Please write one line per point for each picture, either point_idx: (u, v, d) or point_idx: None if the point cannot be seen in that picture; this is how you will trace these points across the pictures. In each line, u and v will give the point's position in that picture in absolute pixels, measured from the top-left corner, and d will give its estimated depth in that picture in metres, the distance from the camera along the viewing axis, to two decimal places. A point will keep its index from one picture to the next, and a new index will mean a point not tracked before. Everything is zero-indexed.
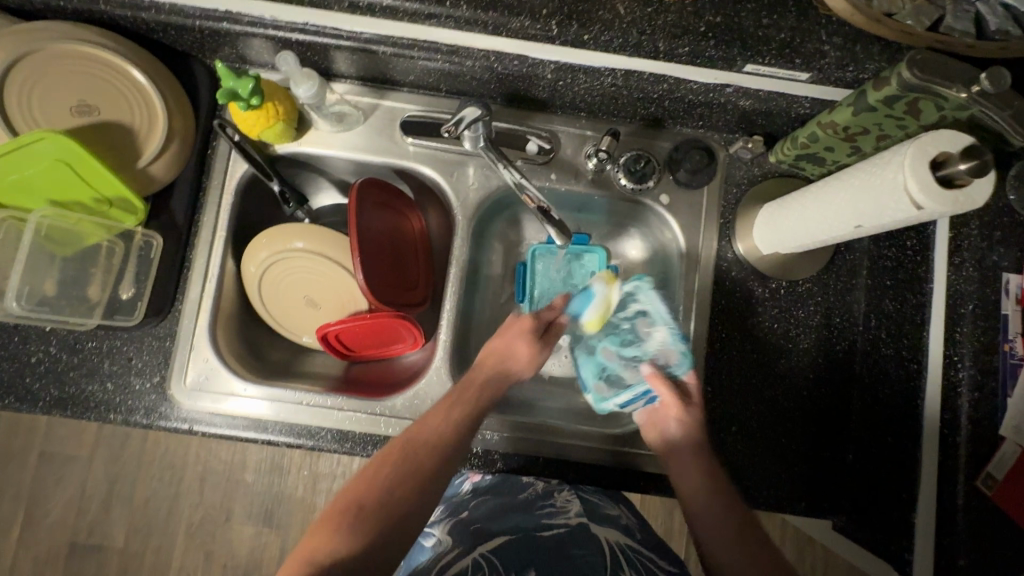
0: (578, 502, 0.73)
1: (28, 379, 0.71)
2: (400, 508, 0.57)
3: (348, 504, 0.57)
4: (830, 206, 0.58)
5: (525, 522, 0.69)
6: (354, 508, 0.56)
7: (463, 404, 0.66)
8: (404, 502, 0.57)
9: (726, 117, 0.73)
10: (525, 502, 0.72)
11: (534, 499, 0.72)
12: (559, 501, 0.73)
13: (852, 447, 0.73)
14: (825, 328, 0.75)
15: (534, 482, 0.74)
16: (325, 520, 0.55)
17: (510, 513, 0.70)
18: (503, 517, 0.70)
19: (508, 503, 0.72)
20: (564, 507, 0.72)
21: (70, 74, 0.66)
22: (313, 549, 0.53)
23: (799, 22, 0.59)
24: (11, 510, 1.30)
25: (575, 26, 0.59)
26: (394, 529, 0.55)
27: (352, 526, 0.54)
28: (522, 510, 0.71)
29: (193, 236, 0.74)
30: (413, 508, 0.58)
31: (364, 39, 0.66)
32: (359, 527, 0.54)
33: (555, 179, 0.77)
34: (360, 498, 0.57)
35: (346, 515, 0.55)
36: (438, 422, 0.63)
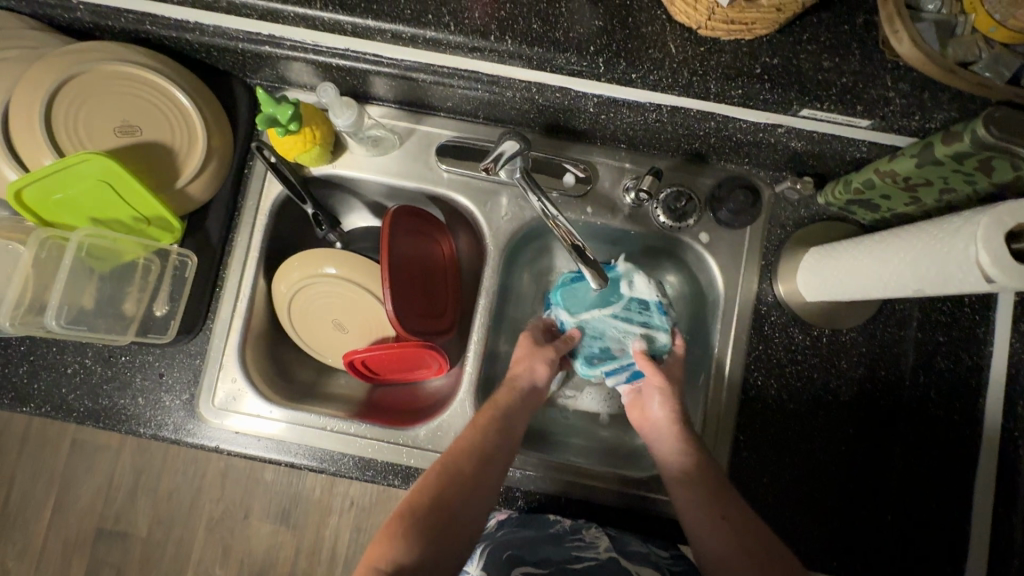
0: (607, 539, 0.69)
1: (64, 388, 0.72)
2: (453, 519, 0.59)
3: (408, 517, 0.58)
4: (887, 265, 0.54)
5: (554, 555, 0.66)
6: (414, 521, 0.58)
7: (491, 412, 0.67)
8: (457, 514, 0.59)
9: (774, 156, 0.70)
10: (553, 535, 0.68)
11: (563, 533, 0.69)
12: (588, 536, 0.69)
13: (892, 508, 0.69)
14: (868, 381, 0.72)
15: (561, 517, 0.70)
16: (386, 531, 0.57)
17: (538, 548, 0.67)
18: (532, 551, 0.66)
19: (534, 537, 0.68)
20: (593, 543, 0.68)
21: (115, 93, 0.66)
22: (378, 559, 0.55)
23: (862, 66, 0.55)
24: (44, 492, 1.35)
25: (622, 64, 0.56)
26: (449, 541, 0.58)
27: (412, 538, 0.56)
28: (552, 542, 0.68)
29: (227, 256, 0.75)
30: (465, 519, 0.60)
31: (405, 66, 0.65)
32: (416, 539, 0.56)
33: (591, 212, 0.76)
34: (416, 512, 0.58)
35: (407, 527, 0.57)
36: (478, 432, 0.65)
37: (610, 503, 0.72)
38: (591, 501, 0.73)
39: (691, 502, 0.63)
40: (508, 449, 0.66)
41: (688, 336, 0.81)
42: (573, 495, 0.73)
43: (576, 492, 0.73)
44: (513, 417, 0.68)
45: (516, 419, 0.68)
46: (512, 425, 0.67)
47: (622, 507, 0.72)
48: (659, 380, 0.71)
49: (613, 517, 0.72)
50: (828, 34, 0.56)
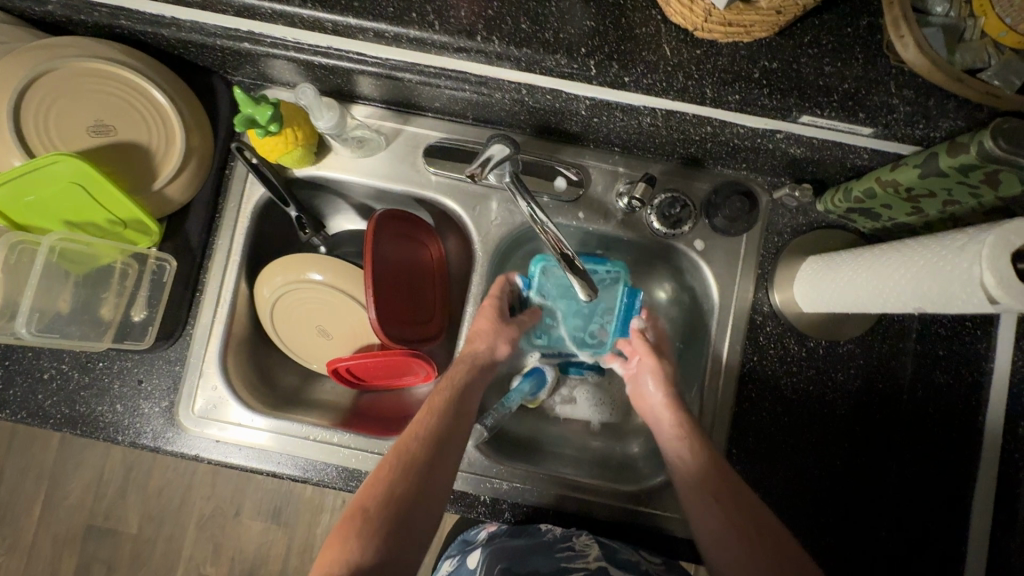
0: (598, 547, 0.67)
1: (40, 394, 0.71)
2: (410, 511, 0.57)
3: (363, 514, 0.56)
4: (887, 280, 0.52)
5: (543, 566, 0.65)
6: (368, 518, 0.55)
7: (441, 399, 0.65)
8: (415, 506, 0.57)
9: (772, 162, 0.68)
10: (544, 544, 0.67)
11: (553, 542, 0.67)
12: (578, 544, 0.67)
13: (885, 523, 0.68)
14: (865, 394, 0.70)
15: (549, 527, 0.69)
16: (340, 530, 0.55)
17: (527, 559, 0.66)
18: (521, 562, 0.65)
19: (524, 548, 0.67)
20: (583, 551, 0.66)
21: (89, 92, 0.64)
22: (332, 562, 0.53)
23: (866, 72, 0.53)
24: (33, 489, 1.33)
25: (614, 68, 0.54)
26: (408, 534, 0.56)
27: (366, 535, 0.54)
28: (542, 552, 0.66)
29: (208, 260, 0.73)
30: (422, 510, 0.58)
31: (390, 66, 0.62)
32: (372, 536, 0.54)
33: (583, 218, 0.73)
34: (371, 509, 0.56)
35: (362, 524, 0.55)
36: (429, 420, 0.63)
37: (598, 515, 0.71)
38: (579, 513, 0.71)
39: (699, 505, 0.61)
40: (461, 434, 0.64)
41: (681, 345, 0.79)
42: (561, 507, 0.71)
43: (565, 504, 0.71)
44: (463, 401, 0.66)
45: (466, 404, 0.66)
46: (462, 410, 0.65)
47: (611, 520, 0.71)
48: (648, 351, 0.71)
49: (602, 529, 0.71)
50: (830, 37, 0.53)
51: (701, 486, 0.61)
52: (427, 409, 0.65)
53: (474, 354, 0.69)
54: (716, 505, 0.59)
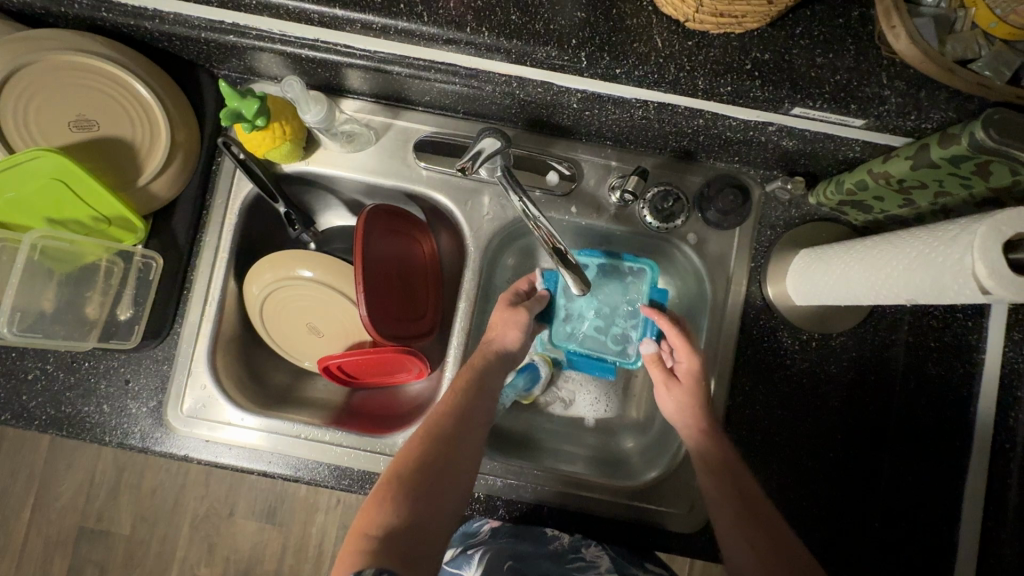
0: (606, 559, 0.67)
1: (25, 396, 0.69)
2: (440, 478, 0.57)
3: (395, 480, 0.56)
4: (880, 272, 0.52)
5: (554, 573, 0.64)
6: (401, 483, 0.56)
7: (467, 373, 0.65)
8: (446, 474, 0.58)
9: (765, 155, 0.68)
10: (553, 552, 0.67)
11: (563, 552, 0.67)
12: (588, 556, 0.67)
13: (878, 515, 0.69)
14: (858, 386, 0.70)
15: (560, 535, 0.69)
16: (374, 496, 0.56)
17: (537, 564, 0.65)
18: (531, 567, 0.65)
19: (533, 552, 0.67)
20: (593, 562, 0.67)
21: (70, 86, 0.62)
22: (366, 525, 0.53)
23: (857, 63, 0.53)
24: (23, 492, 1.32)
25: (606, 59, 0.53)
26: (440, 500, 0.56)
27: (400, 500, 0.55)
28: (552, 560, 0.66)
29: (195, 257, 0.71)
30: (451, 479, 0.58)
31: (379, 59, 0.62)
32: (405, 500, 0.55)
33: (576, 212, 0.73)
34: (402, 476, 0.57)
35: (394, 488, 0.56)
36: (455, 393, 0.63)
37: (594, 512, 0.71)
38: (573, 509, 0.71)
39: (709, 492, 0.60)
40: (487, 408, 0.64)
41: None
42: (556, 504, 0.71)
43: (560, 500, 0.71)
44: (490, 376, 0.66)
45: (493, 378, 0.66)
46: (488, 384, 0.65)
47: (605, 515, 0.71)
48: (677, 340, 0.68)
49: (598, 526, 0.71)
50: (822, 28, 0.53)
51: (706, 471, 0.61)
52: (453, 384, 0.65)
53: (491, 350, 0.67)
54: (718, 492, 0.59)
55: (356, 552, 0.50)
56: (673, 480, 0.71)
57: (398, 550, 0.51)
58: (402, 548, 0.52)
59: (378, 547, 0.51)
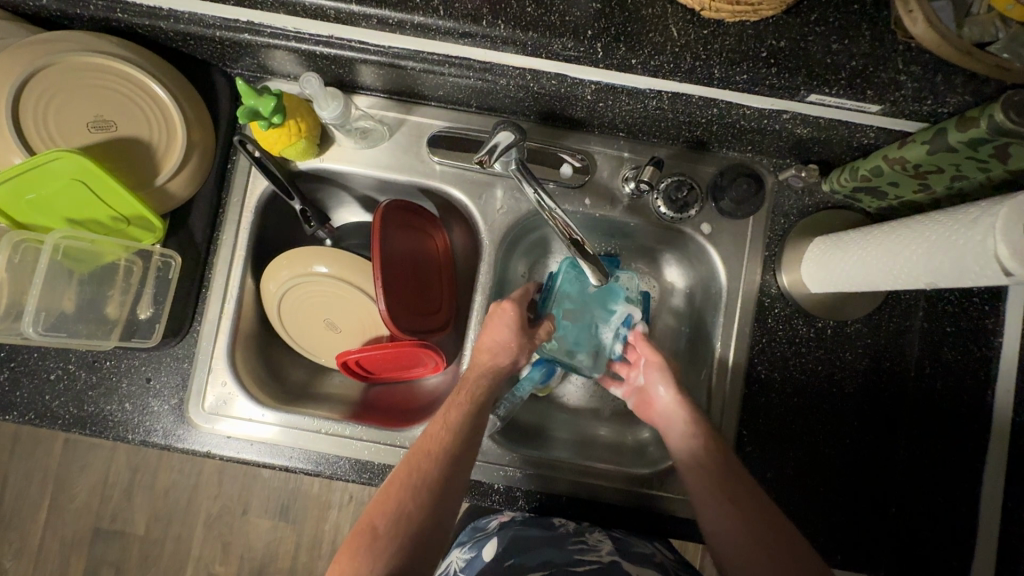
0: (610, 542, 0.67)
1: (48, 395, 0.70)
2: (425, 521, 0.57)
3: (375, 526, 0.56)
4: (898, 257, 0.52)
5: (557, 557, 0.64)
6: (381, 528, 0.55)
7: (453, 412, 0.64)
8: (429, 516, 0.57)
9: (778, 143, 0.68)
10: (555, 537, 0.67)
11: (566, 536, 0.67)
12: (590, 540, 0.67)
13: (893, 498, 0.69)
14: (873, 372, 0.71)
15: (563, 523, 0.69)
16: (353, 543, 0.55)
17: (539, 551, 0.65)
18: (535, 554, 0.64)
19: (537, 539, 0.67)
20: (596, 546, 0.66)
21: (86, 87, 0.63)
22: (346, 573, 0.53)
23: (873, 48, 0.53)
24: (39, 493, 1.33)
25: (622, 50, 0.54)
26: (423, 544, 0.56)
27: (380, 546, 0.54)
28: (554, 545, 0.66)
29: (213, 256, 0.72)
30: (432, 524, 0.57)
31: (393, 54, 0.62)
32: (386, 547, 0.54)
33: (589, 204, 0.73)
34: (383, 521, 0.56)
35: (370, 541, 0.55)
36: (443, 431, 0.62)
37: (615, 501, 0.71)
38: (593, 498, 0.72)
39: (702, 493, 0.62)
40: (472, 447, 0.62)
41: (688, 330, 0.79)
42: (577, 494, 0.72)
43: (580, 490, 0.72)
44: (478, 412, 0.65)
45: (478, 416, 0.64)
46: (475, 421, 0.64)
47: (624, 505, 0.71)
48: (658, 360, 0.70)
49: (620, 517, 0.72)
50: (837, 14, 0.53)
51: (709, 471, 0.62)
52: (441, 420, 0.64)
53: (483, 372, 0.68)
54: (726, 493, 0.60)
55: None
56: None
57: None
58: None
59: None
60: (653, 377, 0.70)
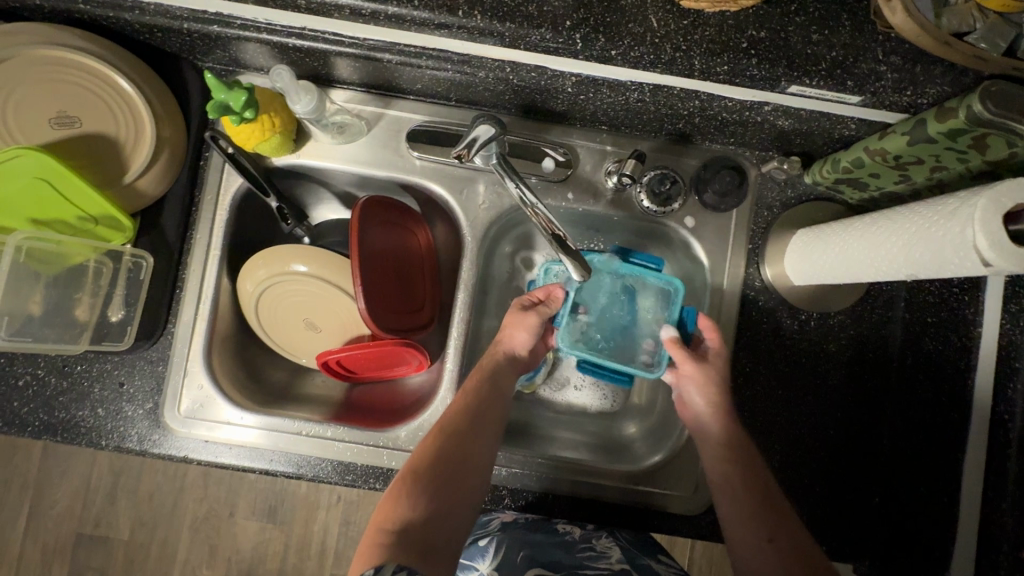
0: (617, 550, 0.67)
1: (17, 402, 0.68)
2: (458, 473, 0.57)
3: (411, 476, 0.56)
4: (879, 249, 0.52)
5: (567, 559, 0.64)
6: (418, 477, 0.56)
7: (483, 368, 0.65)
8: (463, 468, 0.58)
9: (761, 135, 0.67)
10: (563, 541, 0.67)
11: (573, 541, 0.67)
12: (599, 546, 0.67)
13: (879, 490, 0.69)
14: (856, 363, 0.71)
15: (569, 526, 0.69)
16: (391, 491, 0.56)
17: (549, 552, 0.65)
18: (545, 554, 0.64)
19: (545, 541, 0.66)
20: (605, 553, 0.66)
21: (47, 82, 0.61)
22: (385, 519, 0.54)
23: (853, 39, 0.52)
24: (17, 501, 1.29)
25: (601, 40, 0.52)
26: (457, 495, 0.56)
27: (416, 495, 0.55)
28: (563, 547, 0.66)
29: (186, 255, 0.70)
30: (470, 469, 0.58)
31: (369, 46, 0.60)
32: (422, 495, 0.55)
33: (572, 198, 0.72)
34: (418, 472, 0.57)
35: (411, 483, 0.56)
36: (473, 390, 0.63)
37: (603, 498, 0.71)
38: (579, 495, 0.71)
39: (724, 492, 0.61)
40: (504, 400, 0.63)
41: None
42: (563, 491, 0.71)
43: (566, 487, 0.71)
44: (505, 375, 0.65)
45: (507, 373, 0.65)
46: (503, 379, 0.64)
47: (611, 501, 0.71)
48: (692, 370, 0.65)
49: (607, 513, 0.71)
50: (816, 4, 0.53)
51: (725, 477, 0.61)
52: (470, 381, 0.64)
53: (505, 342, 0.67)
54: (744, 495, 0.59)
55: (374, 547, 0.51)
56: (676, 463, 0.72)
57: (415, 545, 0.52)
58: (418, 544, 0.52)
59: (396, 541, 0.52)
60: (683, 381, 0.66)
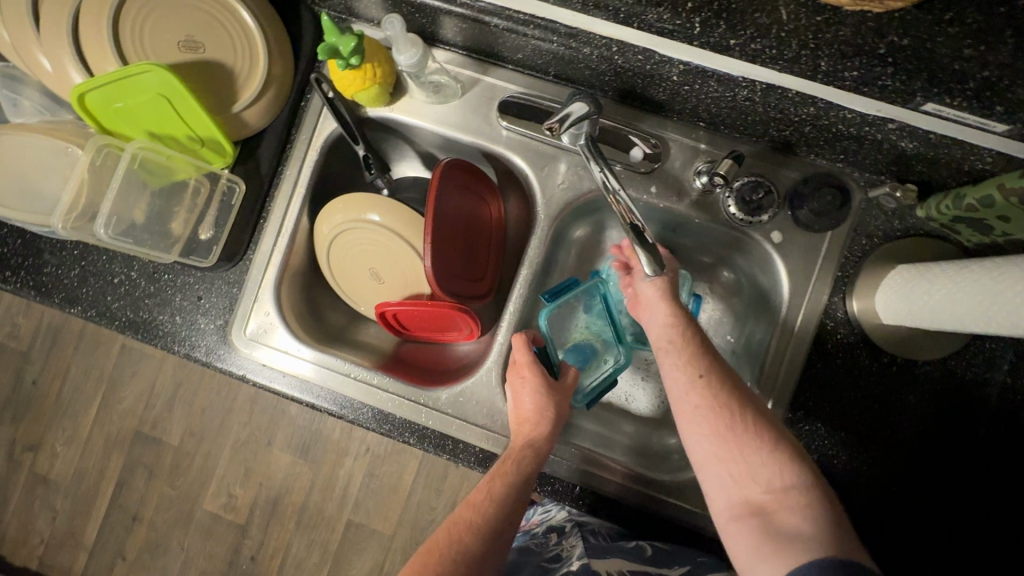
0: (579, 545, 0.69)
1: (109, 296, 0.74)
2: None
3: None
4: (998, 296, 0.47)
5: (531, 569, 0.73)
6: None
7: (500, 480, 0.61)
8: None
9: (875, 156, 0.62)
10: (541, 551, 0.75)
11: (546, 549, 0.75)
12: (564, 547, 0.72)
13: (940, 565, 0.63)
14: (935, 421, 0.64)
15: (551, 536, 0.77)
16: None
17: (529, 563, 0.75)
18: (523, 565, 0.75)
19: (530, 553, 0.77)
20: (566, 552, 0.70)
21: (181, 7, 0.65)
22: None
23: (1013, 60, 0.46)
24: (93, 389, 1.44)
25: (722, 27, 0.49)
26: None
27: None
28: (538, 559, 0.74)
29: (274, 189, 0.74)
30: None
31: (479, 8, 0.60)
32: None
33: (654, 193, 0.70)
34: None
35: None
36: (486, 504, 0.60)
37: (630, 502, 0.69)
38: (607, 493, 0.70)
39: (670, 375, 0.59)
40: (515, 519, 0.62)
41: (735, 341, 0.76)
42: (593, 487, 0.70)
43: (593, 481, 0.70)
44: (524, 487, 0.61)
45: (527, 488, 0.61)
46: (522, 494, 0.61)
47: (639, 508, 0.69)
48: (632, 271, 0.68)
49: (631, 519, 0.69)
50: (977, 15, 0.47)
51: (688, 355, 0.59)
52: (483, 492, 0.61)
53: (529, 438, 0.63)
54: (699, 375, 0.57)
55: None
56: None
57: None
58: None
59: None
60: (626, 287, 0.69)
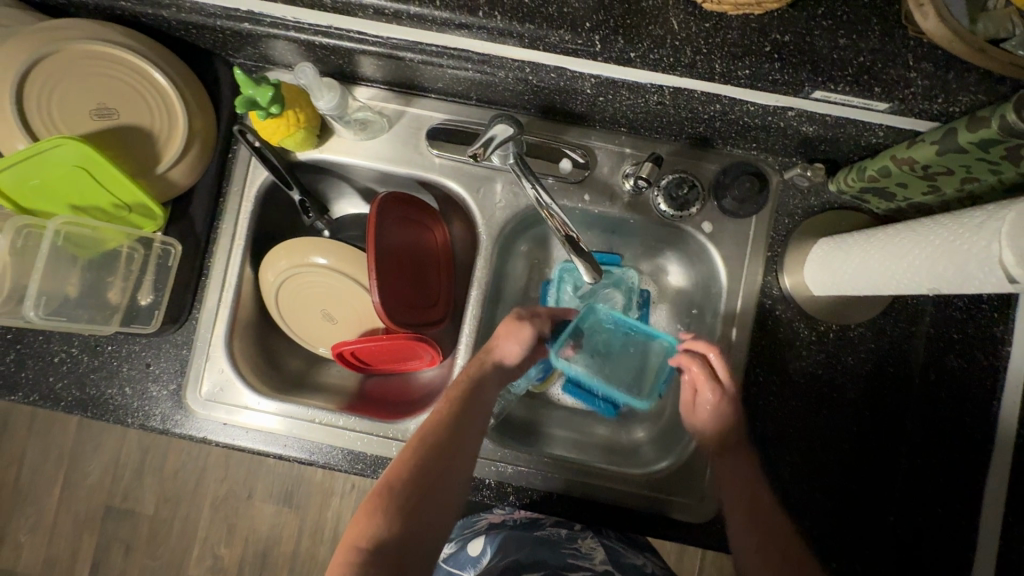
0: (603, 551, 0.70)
1: (51, 377, 0.71)
2: (432, 487, 0.61)
3: (386, 493, 0.59)
4: (900, 261, 0.50)
5: (551, 559, 0.68)
6: (391, 498, 0.59)
7: (460, 384, 0.67)
8: (438, 484, 0.61)
9: (784, 141, 0.66)
10: (549, 540, 0.71)
11: (559, 540, 0.71)
12: (583, 547, 0.71)
13: (898, 510, 0.67)
14: (876, 378, 0.69)
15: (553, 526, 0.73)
16: (362, 510, 0.59)
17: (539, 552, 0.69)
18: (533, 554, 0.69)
19: (531, 539, 0.71)
20: (589, 554, 0.70)
21: (86, 75, 0.63)
22: (356, 537, 0.57)
23: (882, 44, 0.51)
24: (53, 469, 1.37)
25: (621, 42, 0.52)
26: (429, 509, 0.60)
27: (392, 515, 0.58)
28: (549, 547, 0.70)
29: (212, 245, 0.73)
30: (442, 488, 0.61)
31: (392, 45, 0.61)
32: (396, 516, 0.58)
33: (588, 200, 0.72)
34: (395, 488, 0.59)
35: (381, 503, 0.59)
36: (448, 404, 0.65)
37: (607, 501, 0.71)
38: (583, 495, 0.71)
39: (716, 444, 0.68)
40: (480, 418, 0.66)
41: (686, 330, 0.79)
42: (571, 492, 0.71)
43: (569, 488, 0.71)
44: (479, 389, 0.67)
45: (485, 390, 0.67)
46: (480, 395, 0.66)
47: (617, 506, 0.71)
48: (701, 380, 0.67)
49: (610, 516, 0.71)
50: (845, 8, 0.51)
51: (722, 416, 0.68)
52: (445, 398, 0.66)
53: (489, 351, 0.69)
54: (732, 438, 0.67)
55: (345, 564, 0.55)
56: (685, 470, 0.71)
57: (394, 553, 0.57)
58: (393, 558, 0.57)
59: (365, 564, 0.55)
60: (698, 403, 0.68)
